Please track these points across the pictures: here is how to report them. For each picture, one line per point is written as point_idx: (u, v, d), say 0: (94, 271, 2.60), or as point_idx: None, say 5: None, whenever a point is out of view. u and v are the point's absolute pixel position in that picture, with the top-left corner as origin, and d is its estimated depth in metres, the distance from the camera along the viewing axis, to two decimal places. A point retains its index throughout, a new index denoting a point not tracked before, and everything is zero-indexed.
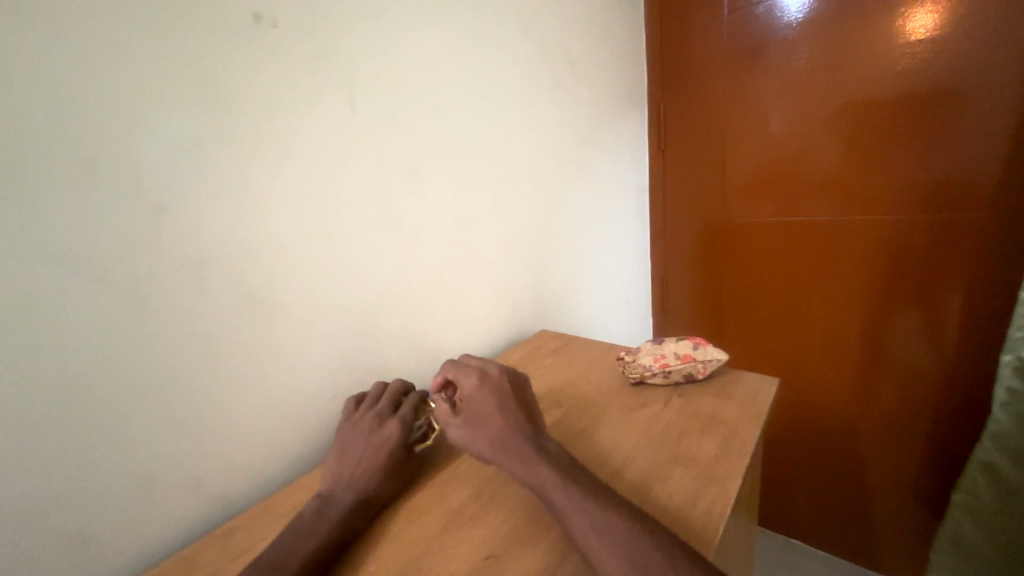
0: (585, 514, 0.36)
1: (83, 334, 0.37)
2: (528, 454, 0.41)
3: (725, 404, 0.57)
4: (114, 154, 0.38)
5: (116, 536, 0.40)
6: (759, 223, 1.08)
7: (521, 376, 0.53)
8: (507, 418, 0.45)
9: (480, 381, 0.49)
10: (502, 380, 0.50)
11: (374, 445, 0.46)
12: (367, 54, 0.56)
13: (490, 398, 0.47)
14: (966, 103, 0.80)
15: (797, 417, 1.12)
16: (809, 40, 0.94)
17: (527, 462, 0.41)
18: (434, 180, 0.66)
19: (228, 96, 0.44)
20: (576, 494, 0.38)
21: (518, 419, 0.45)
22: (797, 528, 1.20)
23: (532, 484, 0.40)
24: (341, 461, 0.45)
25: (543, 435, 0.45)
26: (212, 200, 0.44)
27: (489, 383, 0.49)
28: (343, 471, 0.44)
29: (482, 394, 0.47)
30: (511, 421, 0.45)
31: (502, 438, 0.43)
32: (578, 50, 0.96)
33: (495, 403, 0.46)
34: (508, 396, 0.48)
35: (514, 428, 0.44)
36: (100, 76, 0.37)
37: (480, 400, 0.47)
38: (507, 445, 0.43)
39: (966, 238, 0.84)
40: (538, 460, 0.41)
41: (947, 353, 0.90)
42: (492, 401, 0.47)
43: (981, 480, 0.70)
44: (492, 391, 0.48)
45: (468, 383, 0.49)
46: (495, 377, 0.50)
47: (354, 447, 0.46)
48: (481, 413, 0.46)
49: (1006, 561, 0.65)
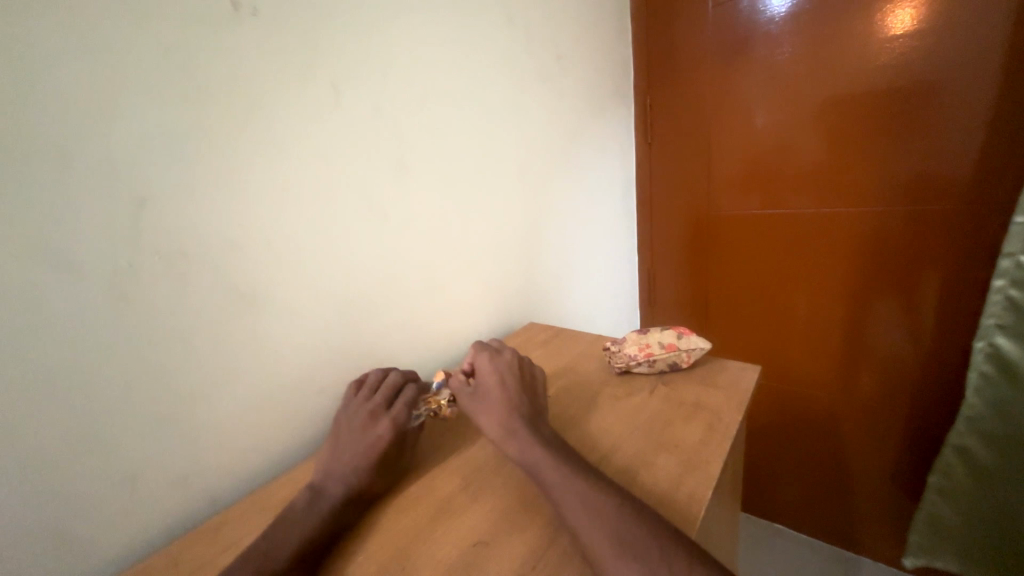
0: (574, 497, 0.37)
1: (62, 328, 0.37)
2: (523, 432, 0.44)
3: (709, 391, 0.58)
4: (91, 145, 0.37)
5: (102, 533, 0.40)
6: (744, 215, 1.10)
7: (534, 364, 0.55)
8: (513, 399, 0.47)
9: (494, 361, 0.52)
10: (514, 363, 0.53)
11: (365, 444, 0.45)
12: (350, 44, 0.55)
13: (499, 375, 0.50)
14: (943, 96, 0.82)
15: (781, 405, 1.15)
16: (793, 34, 0.95)
17: (521, 438, 0.43)
18: (420, 173, 0.66)
19: (208, 86, 0.43)
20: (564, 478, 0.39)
21: (523, 402, 0.48)
22: (781, 514, 1.23)
23: (522, 460, 0.41)
24: (337, 444, 0.46)
25: (539, 419, 0.46)
26: (193, 193, 0.43)
27: (503, 364, 0.52)
28: (337, 467, 0.44)
29: (492, 371, 0.51)
30: (516, 401, 0.47)
31: (501, 413, 0.46)
32: (564, 42, 0.96)
33: (504, 384, 0.49)
34: (515, 377, 0.50)
35: (517, 409, 0.46)
36: (74, 65, 0.36)
37: (491, 377, 0.50)
38: (504, 422, 0.45)
39: (943, 229, 0.87)
40: (531, 437, 0.43)
41: (924, 340, 0.92)
42: (500, 378, 0.50)
43: (955, 462, 0.72)
44: (502, 370, 0.51)
45: (482, 361, 0.52)
46: (508, 359, 0.53)
47: (347, 443, 0.46)
48: (489, 388, 0.49)
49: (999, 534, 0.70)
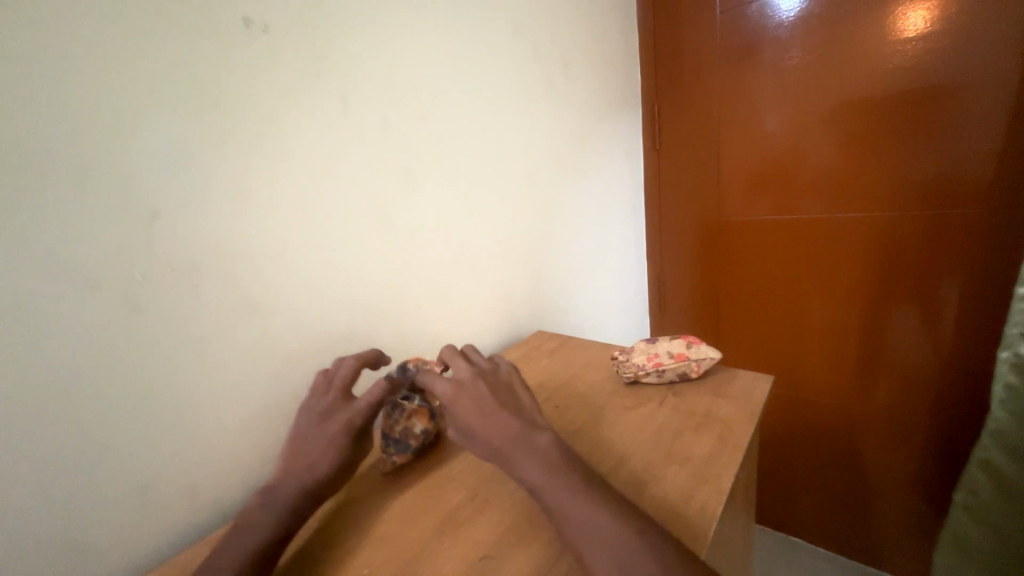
0: (582, 508, 0.36)
1: (76, 339, 0.37)
2: (521, 457, 0.40)
3: (720, 402, 0.57)
4: (104, 159, 0.38)
5: (110, 543, 0.40)
6: (756, 220, 1.08)
7: (497, 375, 0.50)
8: (497, 423, 0.42)
9: (457, 387, 0.46)
10: (478, 381, 0.47)
11: (319, 448, 0.43)
12: (360, 59, 0.56)
13: (472, 402, 0.44)
14: (959, 98, 0.80)
15: (796, 414, 1.12)
16: (803, 38, 0.94)
17: (521, 466, 0.40)
18: (429, 182, 0.67)
19: (218, 100, 0.44)
20: (568, 489, 0.37)
21: (512, 422, 0.43)
22: (797, 526, 1.20)
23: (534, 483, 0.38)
24: (300, 442, 0.43)
25: (534, 429, 0.43)
26: (205, 207, 0.44)
27: (468, 388, 0.46)
28: (297, 458, 0.42)
29: (463, 402, 0.45)
30: (502, 425, 0.42)
31: (497, 443, 0.41)
32: (572, 50, 0.96)
33: (481, 407, 0.44)
34: (490, 397, 0.45)
35: (508, 430, 0.42)
36: (89, 81, 0.37)
37: (464, 405, 0.44)
38: (501, 449, 0.41)
39: (962, 233, 0.84)
40: (530, 460, 0.40)
41: (944, 347, 0.90)
42: (476, 405, 0.44)
43: (982, 478, 0.70)
44: (472, 393, 0.45)
45: (444, 392, 0.46)
46: (469, 379, 0.47)
47: (304, 440, 0.44)
48: (468, 418, 0.43)
49: (1005, 554, 0.65)
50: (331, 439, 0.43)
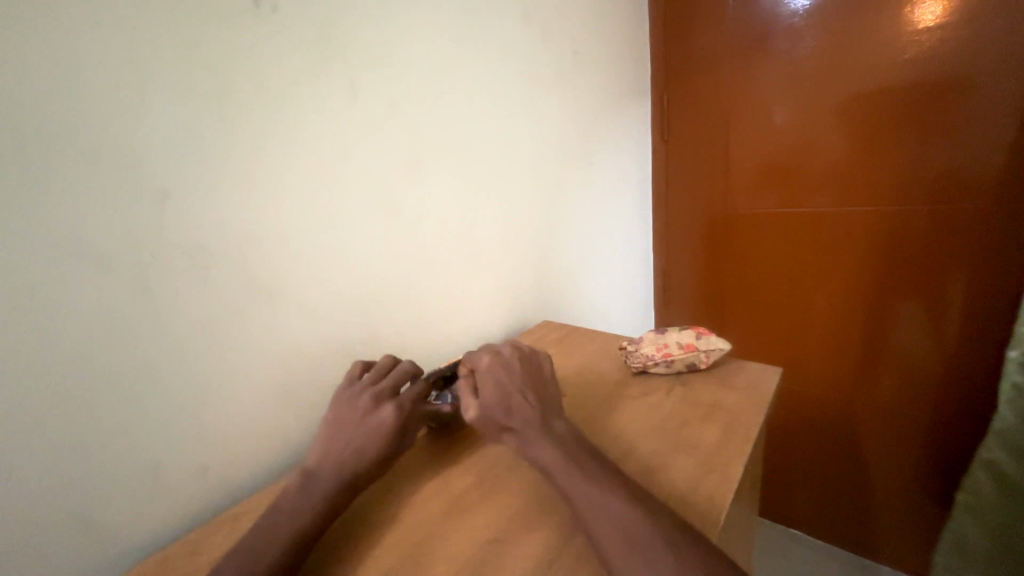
0: (592, 493, 0.36)
1: (87, 319, 0.37)
2: (537, 436, 0.41)
3: (728, 393, 0.57)
4: (115, 138, 0.38)
5: (122, 523, 0.40)
6: (763, 214, 1.07)
7: (539, 358, 0.51)
8: (519, 401, 0.44)
9: (494, 362, 0.48)
10: (517, 363, 0.48)
11: (366, 436, 0.42)
12: (371, 40, 0.56)
13: (503, 378, 0.46)
14: (974, 92, 0.79)
15: (800, 408, 1.12)
16: (817, 27, 0.92)
17: (532, 444, 0.41)
18: (438, 169, 0.66)
19: (228, 80, 0.44)
20: (573, 478, 0.38)
21: (532, 405, 0.44)
22: (797, 519, 1.21)
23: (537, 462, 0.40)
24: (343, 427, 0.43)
25: (551, 415, 0.44)
26: (215, 189, 0.44)
27: (504, 366, 0.47)
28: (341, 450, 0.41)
29: (495, 374, 0.46)
30: (523, 403, 0.43)
31: (516, 418, 0.42)
32: (581, 37, 0.95)
33: (507, 385, 0.45)
34: (521, 379, 0.46)
35: (527, 409, 0.43)
36: (99, 58, 0.36)
37: (496, 379, 0.46)
38: (517, 424, 0.42)
39: (972, 229, 0.84)
40: (543, 441, 0.41)
41: (950, 344, 0.89)
42: (506, 381, 0.45)
43: (985, 477, 0.71)
44: (506, 372, 0.47)
45: (481, 363, 0.48)
46: (510, 359, 0.48)
47: (351, 429, 0.42)
48: (491, 389, 0.45)
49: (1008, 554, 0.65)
50: (376, 425, 0.43)
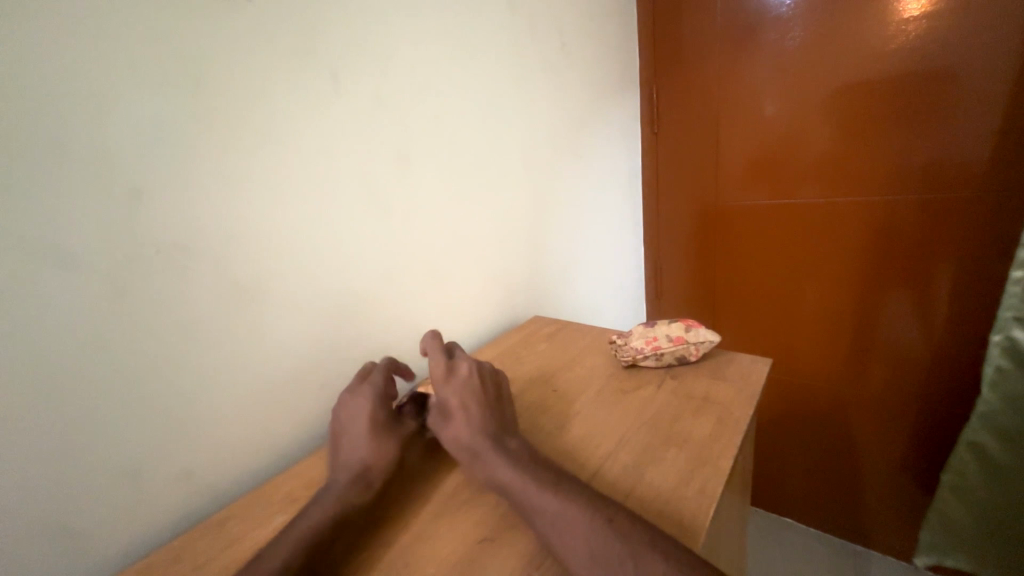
0: (549, 503, 0.36)
1: (57, 322, 0.36)
2: (490, 457, 0.41)
3: (718, 385, 0.57)
4: (83, 137, 0.36)
5: (104, 530, 0.39)
6: (753, 206, 1.07)
7: (496, 375, 0.52)
8: (477, 421, 0.44)
9: (450, 377, 0.48)
10: (473, 378, 0.48)
11: (361, 432, 0.44)
12: (352, 32, 0.54)
13: (459, 396, 0.46)
14: (959, 82, 0.80)
15: (790, 398, 1.13)
16: (805, 17, 0.92)
17: (489, 465, 0.40)
18: (423, 163, 0.65)
19: (202, 75, 0.42)
20: (544, 483, 0.38)
21: (490, 424, 0.44)
22: (789, 507, 1.22)
23: (493, 483, 0.40)
24: (342, 437, 0.44)
25: (506, 432, 0.44)
26: (192, 187, 0.43)
27: (458, 380, 0.47)
28: (345, 452, 0.43)
29: (449, 392, 0.46)
30: (482, 423, 0.44)
31: (469, 440, 0.43)
32: (568, 28, 0.93)
33: (463, 405, 0.45)
34: (477, 397, 0.46)
35: (485, 429, 0.43)
36: (63, 53, 0.35)
37: (450, 397, 0.46)
38: (471, 446, 0.42)
39: (957, 220, 0.85)
40: (501, 460, 0.40)
41: (936, 333, 0.90)
42: (460, 399, 0.46)
43: (968, 459, 0.72)
44: (461, 389, 0.47)
45: (437, 377, 0.48)
46: (465, 374, 0.48)
47: (349, 429, 0.44)
48: (449, 410, 0.45)
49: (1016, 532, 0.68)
50: (356, 416, 0.45)
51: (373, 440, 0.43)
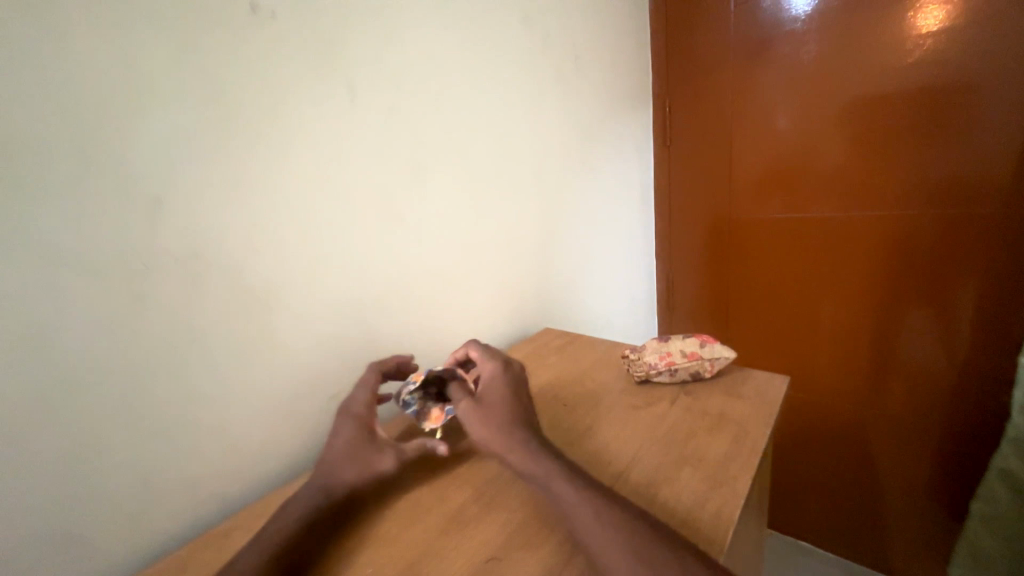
0: (582, 513, 0.35)
1: (72, 326, 0.36)
2: (534, 442, 0.41)
3: (734, 403, 0.55)
4: (107, 147, 0.37)
5: (108, 538, 0.39)
6: (766, 220, 1.06)
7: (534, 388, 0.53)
8: (524, 411, 0.45)
9: (502, 372, 0.49)
10: (522, 377, 0.50)
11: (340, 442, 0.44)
12: (370, 47, 0.55)
13: (507, 387, 0.47)
14: (979, 96, 0.78)
15: (807, 416, 1.10)
16: (820, 32, 0.91)
17: (529, 448, 0.40)
18: (437, 175, 0.66)
19: (224, 87, 0.44)
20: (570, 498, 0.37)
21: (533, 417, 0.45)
22: (807, 530, 1.18)
23: (527, 468, 0.39)
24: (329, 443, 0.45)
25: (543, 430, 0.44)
26: (209, 197, 0.43)
27: (510, 373, 0.50)
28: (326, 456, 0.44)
29: (501, 382, 0.48)
30: (528, 414, 0.44)
31: (515, 423, 0.43)
32: (582, 43, 0.94)
33: (513, 394, 0.46)
34: (524, 392, 0.48)
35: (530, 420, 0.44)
36: (92, 66, 0.36)
37: (500, 387, 0.47)
38: (514, 428, 0.42)
39: (979, 235, 0.82)
40: (541, 448, 0.40)
41: (960, 351, 0.88)
42: (510, 389, 0.47)
43: (999, 486, 0.69)
44: (511, 382, 0.48)
45: (490, 370, 0.50)
46: (516, 373, 0.51)
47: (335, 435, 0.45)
48: (496, 396, 0.46)
49: None
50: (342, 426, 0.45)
51: (354, 450, 0.43)
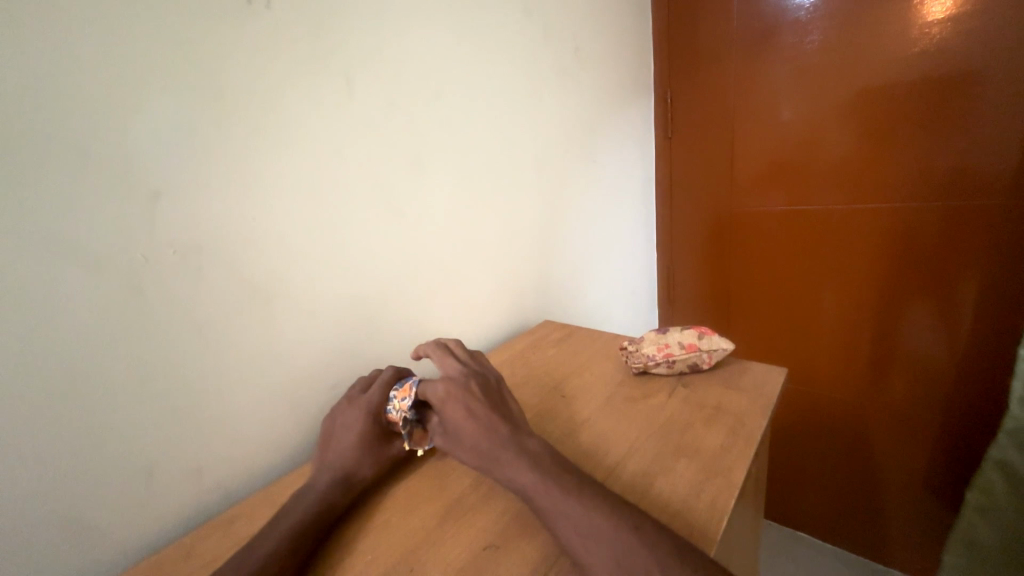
0: (568, 509, 0.35)
1: (73, 319, 0.37)
2: (510, 462, 0.40)
3: (731, 395, 0.56)
4: (105, 140, 0.37)
5: (112, 527, 0.40)
6: (767, 212, 1.06)
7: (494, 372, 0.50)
8: (489, 428, 0.42)
9: (451, 388, 0.46)
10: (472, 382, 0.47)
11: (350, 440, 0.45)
12: (367, 38, 0.55)
13: (461, 406, 0.44)
14: (984, 87, 0.77)
15: (806, 408, 1.10)
16: (825, 20, 0.90)
17: (508, 469, 0.39)
18: (436, 167, 0.65)
19: (221, 80, 0.43)
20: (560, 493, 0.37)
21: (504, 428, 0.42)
22: (805, 521, 1.19)
23: (512, 486, 0.39)
24: (333, 440, 0.46)
25: (523, 433, 0.43)
26: (207, 190, 0.44)
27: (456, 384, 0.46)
28: (331, 451, 0.45)
29: (453, 403, 0.44)
30: (495, 429, 0.42)
31: (485, 447, 0.41)
32: (583, 33, 0.93)
33: (471, 412, 0.44)
34: (479, 402, 0.45)
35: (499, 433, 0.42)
36: (88, 58, 0.36)
37: (455, 410, 0.44)
38: (487, 452, 0.41)
39: (981, 227, 0.82)
40: (519, 464, 0.39)
41: (960, 344, 0.87)
42: (466, 407, 0.44)
43: (995, 478, 0.68)
44: (460, 396, 0.45)
45: (436, 392, 0.46)
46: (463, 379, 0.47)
47: (343, 431, 0.46)
48: (455, 424, 0.44)
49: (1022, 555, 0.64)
50: (352, 424, 0.46)
51: (361, 449, 0.45)
